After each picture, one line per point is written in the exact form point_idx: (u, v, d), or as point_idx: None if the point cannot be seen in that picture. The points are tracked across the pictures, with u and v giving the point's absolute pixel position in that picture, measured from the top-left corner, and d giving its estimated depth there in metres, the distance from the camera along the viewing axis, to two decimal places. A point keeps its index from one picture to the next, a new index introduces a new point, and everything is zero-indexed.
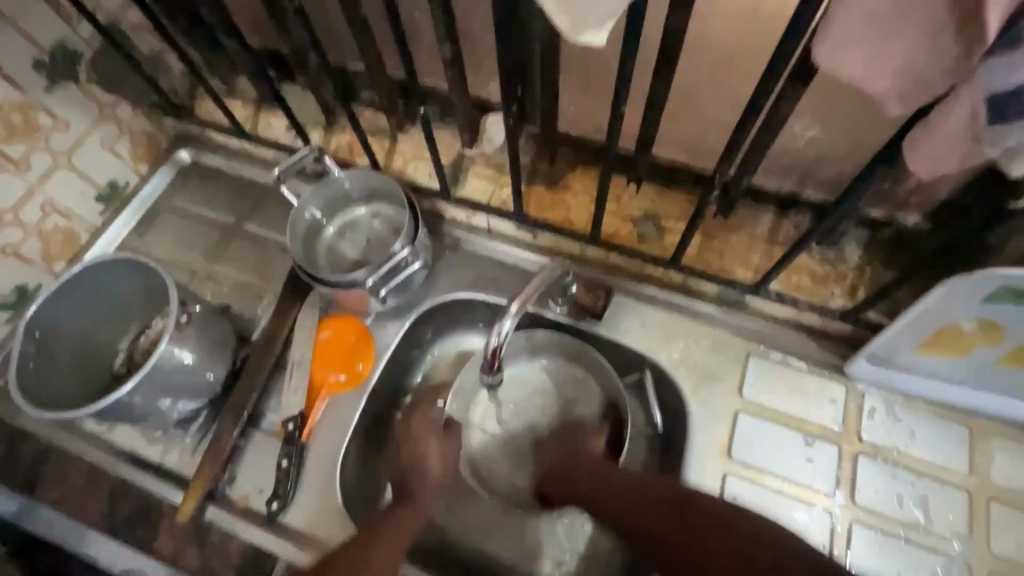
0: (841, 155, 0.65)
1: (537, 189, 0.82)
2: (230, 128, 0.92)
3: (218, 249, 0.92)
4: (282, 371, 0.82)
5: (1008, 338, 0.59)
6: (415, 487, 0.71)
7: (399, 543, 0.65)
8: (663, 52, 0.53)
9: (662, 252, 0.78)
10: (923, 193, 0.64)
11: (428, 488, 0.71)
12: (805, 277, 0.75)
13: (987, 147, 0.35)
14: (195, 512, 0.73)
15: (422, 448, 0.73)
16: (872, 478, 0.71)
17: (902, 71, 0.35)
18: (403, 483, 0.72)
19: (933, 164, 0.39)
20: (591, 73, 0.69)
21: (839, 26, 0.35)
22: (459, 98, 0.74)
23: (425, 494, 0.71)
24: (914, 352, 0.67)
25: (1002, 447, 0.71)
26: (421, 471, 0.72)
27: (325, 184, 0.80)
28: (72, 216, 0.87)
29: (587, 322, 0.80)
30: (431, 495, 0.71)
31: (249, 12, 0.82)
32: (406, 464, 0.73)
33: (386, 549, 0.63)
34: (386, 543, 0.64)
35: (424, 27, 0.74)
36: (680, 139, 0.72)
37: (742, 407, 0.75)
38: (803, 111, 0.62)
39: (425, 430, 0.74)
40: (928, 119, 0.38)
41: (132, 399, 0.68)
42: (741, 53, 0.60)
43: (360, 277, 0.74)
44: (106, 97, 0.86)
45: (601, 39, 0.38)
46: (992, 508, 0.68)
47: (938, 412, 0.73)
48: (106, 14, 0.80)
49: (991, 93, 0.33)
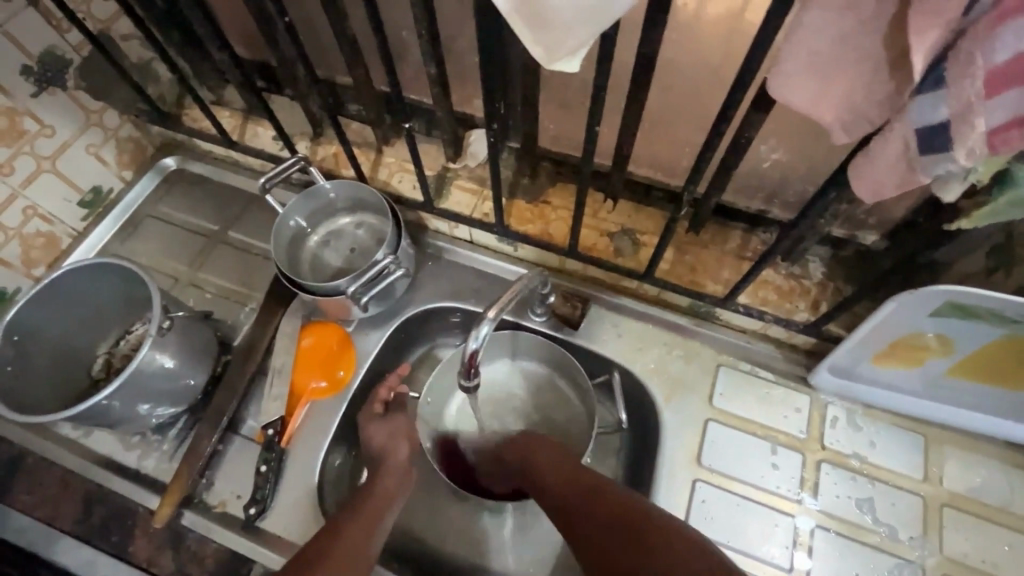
0: (804, 175, 0.69)
1: (518, 203, 0.85)
2: (216, 137, 0.94)
3: (202, 256, 0.93)
4: (262, 378, 0.83)
5: (958, 350, 0.64)
6: (377, 467, 0.72)
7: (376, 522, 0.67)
8: (635, 78, 0.56)
9: (637, 265, 0.81)
10: (879, 213, 0.68)
11: (397, 465, 0.72)
12: (771, 291, 0.78)
13: (920, 174, 0.39)
14: (171, 518, 0.73)
15: (367, 433, 0.74)
16: (834, 483, 0.74)
17: (843, 104, 0.39)
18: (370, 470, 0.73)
19: (875, 189, 0.43)
20: (571, 93, 0.73)
21: (787, 62, 0.38)
22: (444, 114, 0.77)
23: (387, 475, 0.71)
24: (872, 364, 0.71)
25: (954, 454, 0.75)
26: (388, 453, 0.73)
27: (311, 193, 0.82)
28: (54, 221, 0.88)
29: (565, 331, 0.83)
30: (393, 480, 0.71)
31: (239, 25, 0.84)
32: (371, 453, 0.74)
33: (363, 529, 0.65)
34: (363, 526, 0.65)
35: (411, 45, 0.76)
36: (654, 157, 0.76)
37: (712, 415, 0.78)
38: (767, 134, 0.66)
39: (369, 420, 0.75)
40: (869, 148, 0.41)
41: (110, 403, 0.68)
42: (709, 80, 0.64)
43: (342, 285, 0.75)
44: (93, 104, 0.87)
45: (575, 66, 0.41)
46: (946, 514, 0.72)
47: (895, 421, 0.77)
48: (97, 24, 0.81)
49: (918, 127, 0.37)
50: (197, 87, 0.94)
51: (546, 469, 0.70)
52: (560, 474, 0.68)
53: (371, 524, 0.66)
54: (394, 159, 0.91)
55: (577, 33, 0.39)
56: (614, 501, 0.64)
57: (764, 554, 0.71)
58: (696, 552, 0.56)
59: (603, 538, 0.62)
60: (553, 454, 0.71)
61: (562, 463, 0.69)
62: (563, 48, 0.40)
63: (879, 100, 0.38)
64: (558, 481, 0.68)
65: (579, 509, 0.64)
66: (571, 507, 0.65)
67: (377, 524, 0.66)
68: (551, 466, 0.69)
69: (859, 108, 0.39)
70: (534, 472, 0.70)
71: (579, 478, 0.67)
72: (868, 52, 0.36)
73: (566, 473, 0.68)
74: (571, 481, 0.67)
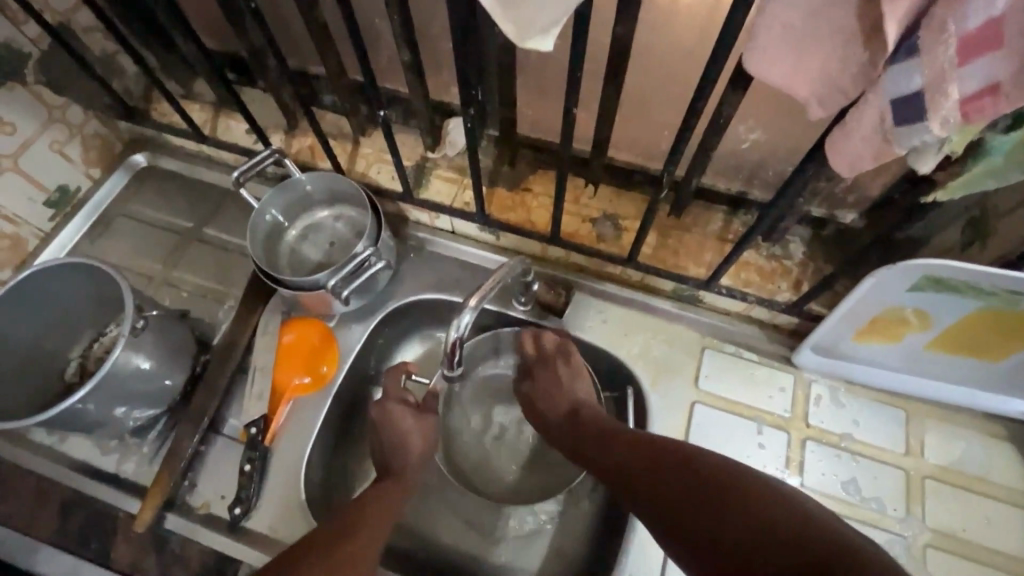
0: (782, 155, 0.69)
1: (499, 192, 0.84)
2: (186, 131, 0.91)
3: (177, 254, 0.90)
4: (243, 375, 0.81)
5: (935, 324, 0.64)
6: (399, 458, 0.72)
7: (390, 509, 0.67)
8: (611, 61, 0.55)
9: (620, 250, 0.81)
10: (857, 191, 0.69)
11: (412, 463, 0.72)
12: (754, 272, 0.78)
13: (896, 146, 0.39)
14: (153, 521, 0.72)
15: (388, 412, 0.75)
16: (820, 461, 0.75)
17: (819, 77, 0.38)
18: (387, 460, 0.73)
19: (852, 161, 0.42)
20: (548, 78, 0.72)
21: (761, 36, 0.37)
22: (420, 101, 0.75)
23: (407, 469, 0.72)
24: (853, 341, 0.71)
25: (934, 427, 0.76)
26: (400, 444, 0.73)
27: (286, 186, 0.80)
28: (18, 221, 0.85)
29: (549, 319, 0.83)
30: (414, 473, 0.72)
31: (205, 14, 0.82)
32: (388, 445, 0.74)
33: (381, 512, 0.66)
34: (380, 511, 0.66)
35: (384, 32, 0.75)
36: (634, 141, 0.75)
37: (698, 398, 0.78)
38: (745, 115, 0.65)
39: (400, 411, 0.75)
40: (846, 120, 0.41)
41: (84, 406, 0.65)
42: (685, 61, 0.63)
43: (321, 278, 0.74)
44: (55, 99, 0.83)
45: (548, 45, 0.40)
46: (928, 485, 0.73)
47: (876, 397, 0.78)
48: (55, 15, 0.78)
49: (893, 98, 0.36)
50: (165, 80, 0.91)
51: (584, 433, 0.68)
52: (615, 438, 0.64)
53: (380, 521, 0.64)
54: (372, 150, 0.89)
55: (547, 11, 0.38)
56: (686, 462, 0.56)
57: None
58: (782, 519, 0.46)
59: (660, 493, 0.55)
60: (606, 425, 0.67)
61: (622, 431, 0.64)
62: (535, 26, 0.39)
63: (855, 72, 0.37)
64: (615, 451, 0.62)
65: (631, 460, 0.60)
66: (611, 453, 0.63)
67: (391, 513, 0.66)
68: (608, 438, 0.65)
69: (834, 82, 0.38)
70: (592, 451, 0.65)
71: (653, 450, 0.60)
72: (841, 23, 0.35)
73: (627, 438, 0.63)
74: (632, 447, 0.61)
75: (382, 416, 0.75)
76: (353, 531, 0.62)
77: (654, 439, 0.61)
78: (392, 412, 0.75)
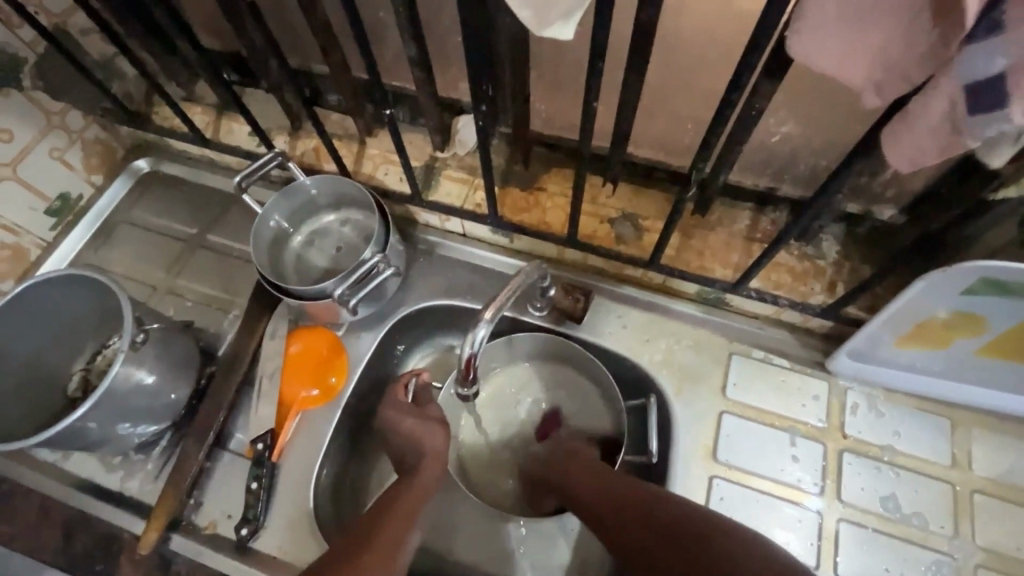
0: (817, 148, 0.64)
1: (512, 193, 0.80)
2: (189, 135, 0.88)
3: (180, 262, 0.88)
4: (249, 388, 0.78)
5: (988, 330, 0.59)
6: (412, 467, 0.69)
7: (416, 504, 0.65)
8: (634, 51, 0.51)
9: (641, 252, 0.76)
10: (898, 186, 0.64)
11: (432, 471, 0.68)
12: (785, 274, 0.74)
13: (968, 138, 0.34)
14: (158, 542, 0.69)
15: (394, 424, 0.71)
16: (858, 475, 0.70)
17: (879, 61, 0.34)
18: (402, 463, 0.71)
19: (913, 156, 0.37)
20: (563, 71, 0.68)
21: (813, 14, 0.33)
22: (428, 99, 0.71)
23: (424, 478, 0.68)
24: (894, 347, 0.66)
25: (982, 436, 0.71)
26: (416, 453, 0.70)
27: (291, 191, 0.77)
28: (19, 231, 0.83)
29: (567, 325, 0.79)
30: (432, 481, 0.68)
31: (204, 12, 0.78)
32: (397, 448, 0.72)
33: (404, 511, 0.64)
34: (404, 509, 0.64)
35: (389, 27, 0.71)
36: (655, 136, 0.71)
37: (726, 407, 0.74)
38: (777, 105, 0.61)
39: (398, 413, 0.72)
40: (906, 109, 0.36)
41: (83, 425, 0.63)
42: (711, 49, 0.59)
43: (328, 286, 0.70)
44: (54, 105, 0.81)
45: (569, 32, 0.36)
46: (976, 500, 0.68)
47: (918, 405, 0.73)
48: (50, 17, 0.75)
49: (967, 82, 0.32)
50: (166, 83, 0.88)
51: (580, 481, 0.67)
52: (613, 492, 0.63)
53: (397, 536, 0.61)
54: (378, 150, 0.85)
55: None
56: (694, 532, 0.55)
57: (788, 552, 0.68)
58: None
59: (642, 549, 0.58)
60: (604, 473, 0.66)
61: (622, 483, 0.64)
62: (554, 10, 0.35)
63: (920, 55, 0.33)
64: (613, 508, 0.62)
65: (633, 522, 0.59)
66: (608, 507, 0.62)
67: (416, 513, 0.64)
68: (604, 488, 0.64)
69: (896, 65, 0.34)
70: (590, 499, 0.64)
71: (657, 510, 0.59)
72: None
73: (626, 494, 0.62)
74: (634, 505, 0.60)
75: (386, 425, 0.73)
76: (370, 538, 0.59)
77: (658, 495, 0.60)
78: (394, 413, 0.72)
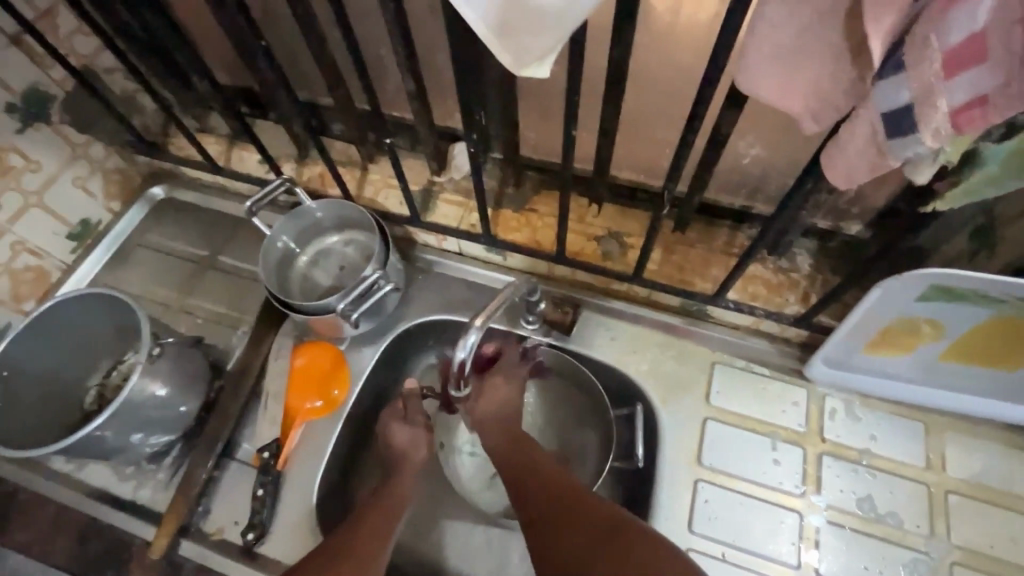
0: (783, 169, 0.69)
1: (505, 213, 0.85)
2: (202, 163, 0.94)
3: (191, 282, 0.93)
4: (256, 401, 0.82)
5: (947, 335, 0.64)
6: (393, 471, 0.72)
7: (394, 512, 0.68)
8: (609, 85, 0.57)
9: (625, 267, 0.81)
10: (861, 203, 0.69)
11: (410, 471, 0.72)
12: (760, 286, 0.78)
13: (890, 158, 0.39)
14: (168, 548, 0.72)
15: (389, 433, 0.74)
16: (837, 477, 0.73)
17: (812, 94, 0.39)
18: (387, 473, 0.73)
19: (848, 174, 0.43)
20: (549, 102, 0.74)
21: (752, 56, 0.38)
22: (425, 128, 0.77)
23: (407, 480, 0.72)
24: (865, 353, 0.70)
25: (955, 440, 0.74)
26: (408, 455, 0.73)
27: (297, 214, 0.82)
28: (43, 255, 0.88)
29: (558, 338, 0.83)
30: (406, 486, 0.71)
31: (219, 52, 0.85)
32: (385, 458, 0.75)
33: (385, 517, 0.67)
34: (383, 513, 0.67)
35: (388, 63, 0.77)
36: (636, 159, 0.76)
37: (710, 414, 0.78)
38: (744, 131, 0.66)
39: (390, 419, 0.75)
40: (838, 134, 0.42)
41: (100, 434, 0.67)
42: (681, 81, 0.65)
43: (331, 302, 0.75)
44: (79, 137, 0.87)
45: (545, 71, 0.42)
46: (950, 500, 0.71)
47: (893, 410, 0.76)
48: (80, 58, 0.82)
49: (883, 111, 0.37)
50: (182, 116, 0.95)
51: (531, 467, 0.70)
52: (562, 488, 0.66)
53: (377, 539, 0.64)
54: (380, 176, 0.91)
55: (542, 40, 0.39)
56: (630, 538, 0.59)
57: (771, 552, 0.70)
58: None
59: (569, 542, 0.61)
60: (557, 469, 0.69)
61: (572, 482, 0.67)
62: (530, 55, 0.40)
63: (845, 88, 0.38)
64: (556, 499, 0.65)
65: (573, 516, 0.63)
66: (552, 498, 0.66)
67: (395, 514, 0.68)
68: (553, 483, 0.67)
69: (827, 97, 0.39)
70: (537, 487, 0.67)
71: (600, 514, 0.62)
72: (830, 42, 0.36)
73: (575, 492, 0.65)
74: (578, 501, 0.64)
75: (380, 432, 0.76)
76: (353, 541, 0.63)
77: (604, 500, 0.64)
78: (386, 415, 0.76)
